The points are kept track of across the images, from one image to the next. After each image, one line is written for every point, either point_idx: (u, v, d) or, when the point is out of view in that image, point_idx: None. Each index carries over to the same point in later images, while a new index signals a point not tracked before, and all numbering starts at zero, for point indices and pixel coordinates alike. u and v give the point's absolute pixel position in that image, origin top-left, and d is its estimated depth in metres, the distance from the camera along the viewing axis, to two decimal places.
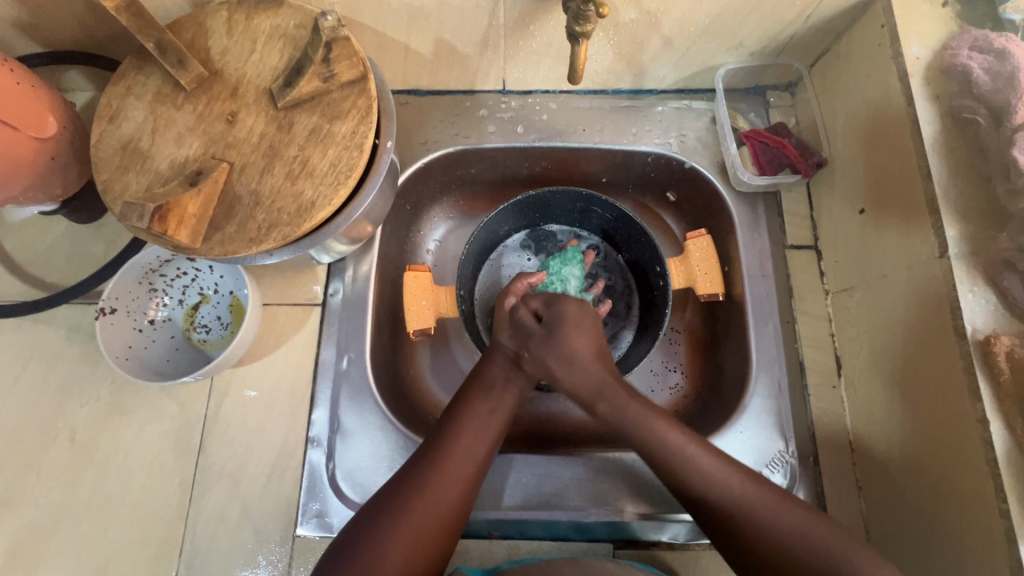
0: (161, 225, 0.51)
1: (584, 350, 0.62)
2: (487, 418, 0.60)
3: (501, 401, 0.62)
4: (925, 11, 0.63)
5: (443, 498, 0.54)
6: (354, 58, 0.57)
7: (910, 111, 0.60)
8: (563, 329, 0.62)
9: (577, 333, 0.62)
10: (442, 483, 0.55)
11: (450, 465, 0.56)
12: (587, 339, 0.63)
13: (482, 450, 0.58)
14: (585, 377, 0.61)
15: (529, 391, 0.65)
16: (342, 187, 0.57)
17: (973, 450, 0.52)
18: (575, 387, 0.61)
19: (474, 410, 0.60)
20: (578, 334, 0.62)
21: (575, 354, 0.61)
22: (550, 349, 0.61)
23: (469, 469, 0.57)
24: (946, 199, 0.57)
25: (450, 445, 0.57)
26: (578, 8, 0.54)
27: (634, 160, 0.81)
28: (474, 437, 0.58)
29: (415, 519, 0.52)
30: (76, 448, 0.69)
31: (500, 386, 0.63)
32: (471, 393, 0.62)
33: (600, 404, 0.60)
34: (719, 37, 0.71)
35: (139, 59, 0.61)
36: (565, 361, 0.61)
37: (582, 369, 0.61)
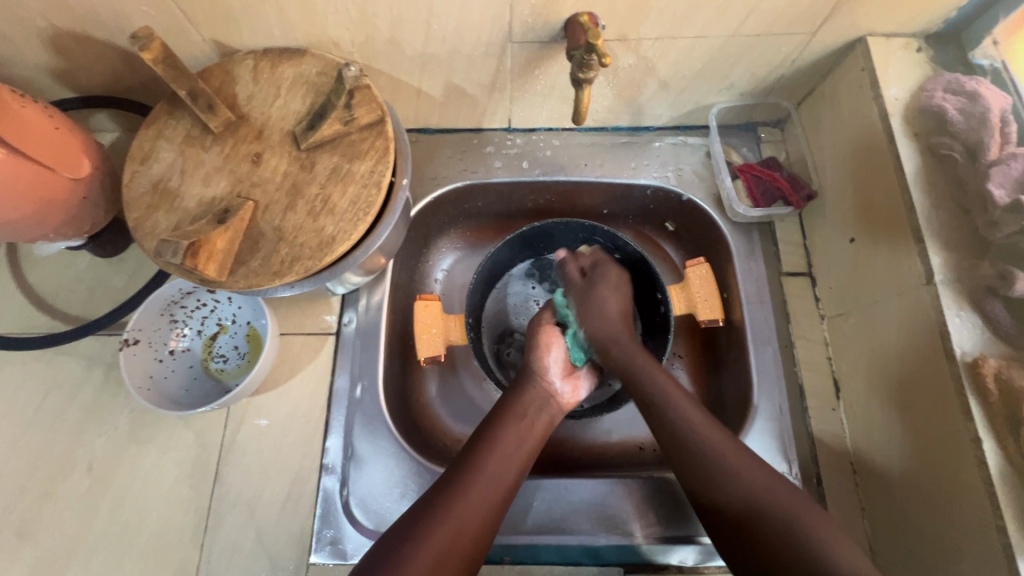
0: (192, 260, 0.54)
1: (614, 309, 0.74)
2: (514, 447, 0.62)
3: (529, 431, 0.64)
4: (901, 55, 0.68)
5: (468, 521, 0.55)
6: (373, 103, 0.62)
7: (892, 147, 0.65)
8: (601, 285, 0.75)
9: (611, 294, 0.75)
10: (466, 506, 0.56)
11: (476, 489, 0.58)
12: (621, 301, 0.75)
13: (509, 476, 0.60)
14: (607, 328, 0.72)
15: (558, 421, 0.69)
16: (361, 222, 0.60)
17: (968, 468, 0.54)
18: (596, 336, 0.72)
19: (502, 437, 0.62)
20: (610, 295, 0.75)
21: (604, 313, 0.73)
22: (586, 295, 0.74)
23: (493, 495, 0.58)
24: (930, 229, 0.60)
25: (477, 470, 0.59)
26: (581, 57, 0.59)
27: (634, 192, 0.85)
28: (501, 464, 0.60)
29: (439, 536, 0.54)
30: (94, 478, 0.70)
31: (531, 415, 0.66)
32: (499, 422, 0.64)
33: (612, 351, 0.70)
34: (712, 79, 0.76)
35: (170, 104, 0.66)
36: (595, 310, 0.73)
37: (607, 321, 0.73)
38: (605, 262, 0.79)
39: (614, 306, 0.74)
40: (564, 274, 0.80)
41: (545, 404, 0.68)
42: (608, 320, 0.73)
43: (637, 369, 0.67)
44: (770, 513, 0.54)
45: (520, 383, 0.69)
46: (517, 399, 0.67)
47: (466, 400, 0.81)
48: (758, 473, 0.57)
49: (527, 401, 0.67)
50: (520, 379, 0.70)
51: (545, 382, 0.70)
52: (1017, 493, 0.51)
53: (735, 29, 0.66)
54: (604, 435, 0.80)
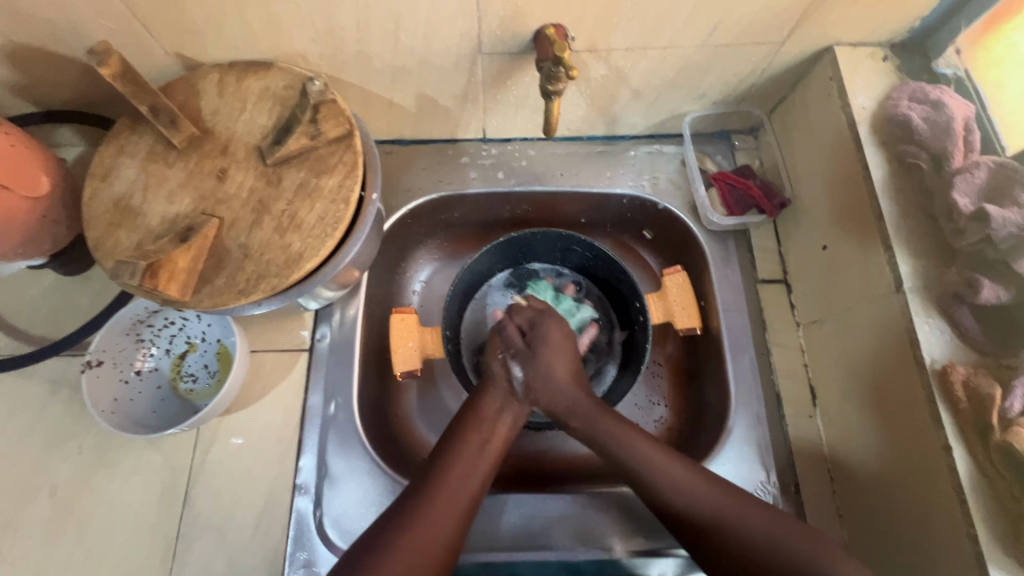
0: (151, 280, 0.53)
1: (561, 372, 0.68)
2: (478, 456, 0.61)
3: (493, 435, 0.63)
4: (868, 65, 0.69)
5: (435, 535, 0.54)
6: (340, 116, 0.62)
7: (861, 155, 0.65)
8: (545, 350, 0.68)
9: (557, 355, 0.68)
10: (433, 520, 0.55)
11: (442, 500, 0.57)
12: (566, 362, 0.69)
13: (474, 483, 0.59)
14: (562, 395, 0.66)
15: (523, 419, 0.68)
16: (329, 238, 0.59)
17: (939, 476, 0.54)
18: (552, 404, 0.67)
19: (468, 444, 0.62)
20: (557, 355, 0.68)
21: (554, 376, 0.67)
22: (532, 367, 0.67)
23: (459, 506, 0.57)
24: (898, 237, 0.61)
25: (442, 479, 0.58)
26: (549, 70, 0.59)
27: (610, 201, 0.85)
28: (465, 472, 0.59)
29: (405, 549, 0.53)
30: (58, 505, 0.68)
31: (493, 417, 0.65)
32: (464, 427, 0.63)
33: (572, 420, 0.66)
34: (684, 88, 0.76)
35: (132, 119, 0.64)
36: (545, 377, 0.67)
37: (559, 388, 0.67)
38: (545, 318, 0.72)
39: (562, 368, 0.68)
40: (502, 334, 0.71)
41: (507, 404, 0.66)
42: (560, 385, 0.67)
43: (600, 433, 0.64)
44: (729, 521, 0.56)
45: (481, 388, 0.68)
46: (479, 404, 0.66)
47: (444, 415, 0.80)
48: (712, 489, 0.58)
49: (487, 405, 0.66)
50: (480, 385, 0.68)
51: (503, 385, 0.68)
52: (986, 500, 0.52)
53: (704, 39, 0.66)
54: (585, 446, 0.79)
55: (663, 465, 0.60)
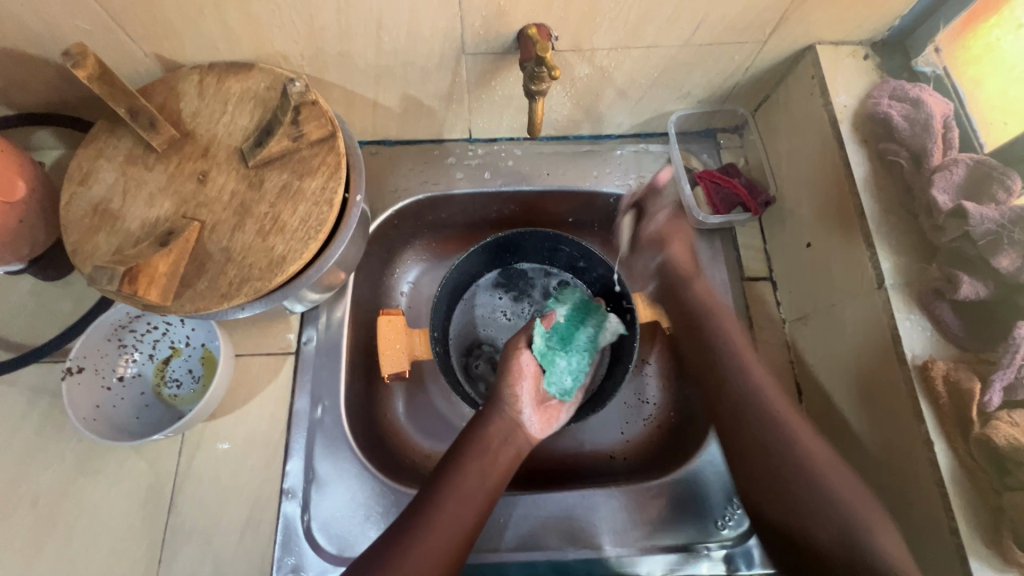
0: (130, 287, 0.51)
1: (683, 245, 0.80)
2: (477, 484, 0.62)
3: (494, 466, 0.64)
4: (849, 63, 0.69)
5: (429, 566, 0.55)
6: (322, 118, 0.60)
7: (842, 152, 0.66)
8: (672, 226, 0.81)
9: (683, 235, 0.80)
10: (425, 546, 0.56)
11: (436, 529, 0.57)
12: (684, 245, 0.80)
13: (471, 514, 0.60)
14: (677, 259, 0.79)
15: (525, 450, 0.69)
16: (312, 241, 0.59)
17: (921, 469, 0.55)
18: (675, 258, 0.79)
19: (465, 474, 0.62)
20: (682, 237, 0.80)
21: (689, 248, 0.80)
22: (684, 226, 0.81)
23: (453, 536, 0.58)
24: (879, 234, 0.61)
25: (436, 510, 0.59)
26: (532, 70, 0.58)
27: (597, 201, 0.85)
28: (461, 502, 0.60)
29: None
30: (39, 514, 0.67)
31: (496, 448, 0.66)
32: (465, 455, 0.63)
33: (696, 284, 0.77)
34: (669, 87, 0.76)
35: (111, 122, 0.63)
36: (684, 241, 0.80)
37: (684, 252, 0.79)
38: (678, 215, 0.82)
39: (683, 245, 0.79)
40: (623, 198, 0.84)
41: (510, 436, 0.68)
42: (684, 252, 0.79)
43: (694, 304, 0.76)
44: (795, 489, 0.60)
45: (487, 415, 0.69)
46: (483, 434, 0.66)
47: (437, 417, 0.80)
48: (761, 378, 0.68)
49: (491, 434, 0.66)
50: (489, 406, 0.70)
51: (510, 417, 0.69)
52: (967, 493, 0.52)
53: (687, 38, 0.66)
54: (576, 446, 0.80)
55: (739, 355, 0.70)
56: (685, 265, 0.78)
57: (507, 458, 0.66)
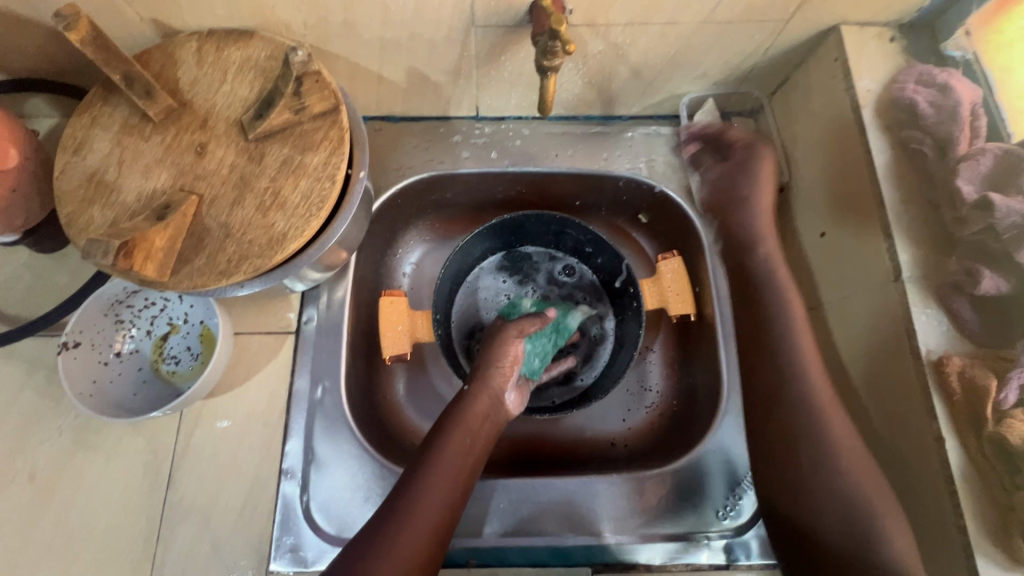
0: (126, 261, 0.50)
1: (763, 198, 0.74)
2: (459, 464, 0.59)
3: (476, 444, 0.61)
4: (874, 46, 0.66)
5: (415, 554, 0.52)
6: (324, 90, 0.58)
7: (863, 140, 0.63)
8: (755, 172, 0.75)
9: (765, 186, 0.75)
10: (410, 535, 0.53)
11: (421, 516, 0.54)
12: (768, 189, 0.75)
13: (454, 497, 0.57)
14: (747, 225, 0.74)
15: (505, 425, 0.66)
16: (314, 219, 0.57)
17: (929, 468, 0.54)
18: (744, 226, 0.74)
19: (448, 456, 0.58)
20: (765, 179, 0.74)
21: (756, 200, 0.74)
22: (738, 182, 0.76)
23: (438, 521, 0.55)
24: (898, 225, 0.60)
25: (419, 495, 0.55)
26: (545, 44, 0.56)
27: (606, 184, 0.83)
28: (445, 485, 0.57)
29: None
30: (37, 488, 0.66)
31: (479, 426, 0.62)
32: (447, 435, 0.60)
33: (758, 249, 0.73)
34: (685, 67, 0.74)
35: (105, 89, 0.61)
36: (745, 201, 0.74)
37: (755, 212, 0.74)
38: (750, 160, 0.76)
39: (763, 188, 0.74)
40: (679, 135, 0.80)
41: (493, 412, 0.64)
42: (755, 207, 0.74)
43: (764, 266, 0.72)
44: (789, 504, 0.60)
45: (468, 394, 0.64)
46: (464, 415, 0.61)
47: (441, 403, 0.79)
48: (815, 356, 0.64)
49: (473, 415, 0.62)
50: (473, 384, 0.65)
51: (495, 393, 0.65)
52: (976, 489, 0.52)
53: (707, 15, 0.64)
54: (577, 431, 0.79)
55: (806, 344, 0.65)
56: (757, 228, 0.73)
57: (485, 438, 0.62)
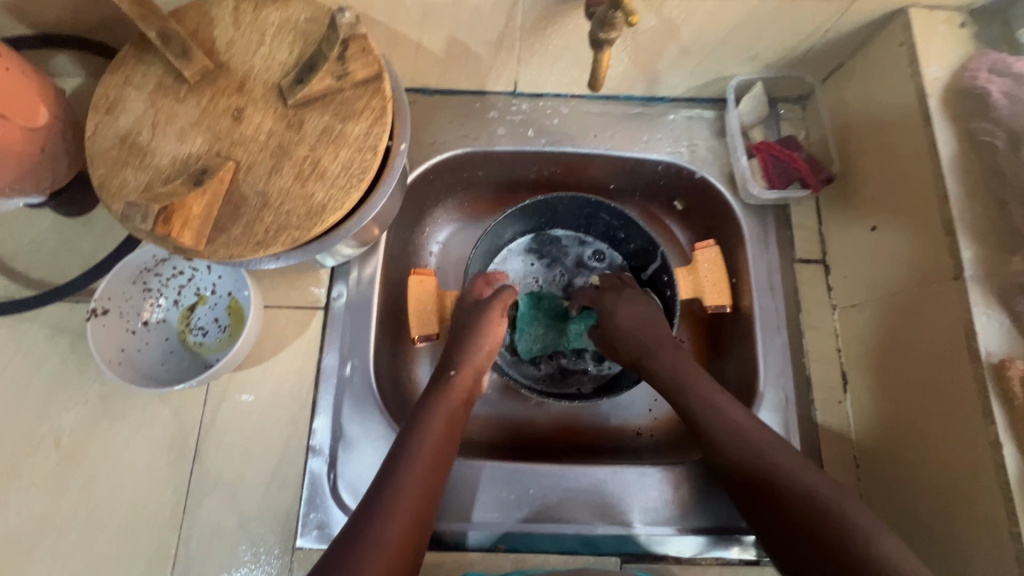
0: (164, 227, 0.49)
1: (632, 319, 0.69)
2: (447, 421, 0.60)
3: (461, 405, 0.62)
4: (944, 31, 0.63)
5: (416, 502, 0.52)
6: (369, 56, 0.55)
7: (928, 131, 0.60)
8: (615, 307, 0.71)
9: (626, 305, 0.71)
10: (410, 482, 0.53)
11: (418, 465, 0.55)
12: (633, 307, 0.70)
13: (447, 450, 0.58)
14: (628, 343, 0.69)
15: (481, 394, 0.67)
16: (354, 190, 0.55)
17: (982, 472, 0.53)
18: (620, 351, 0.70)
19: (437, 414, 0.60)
20: (627, 307, 0.70)
21: (625, 324, 0.69)
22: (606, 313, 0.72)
23: (435, 467, 0.56)
24: (962, 221, 0.57)
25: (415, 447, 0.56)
26: (604, 15, 0.52)
27: (644, 167, 0.81)
28: (437, 439, 0.57)
29: (399, 514, 0.50)
30: (63, 455, 0.65)
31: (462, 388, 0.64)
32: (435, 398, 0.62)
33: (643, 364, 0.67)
34: (737, 47, 0.70)
35: (139, 47, 0.58)
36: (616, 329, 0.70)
37: (627, 337, 0.69)
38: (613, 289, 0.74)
39: (629, 317, 0.70)
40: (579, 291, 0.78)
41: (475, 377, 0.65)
42: (630, 331, 0.69)
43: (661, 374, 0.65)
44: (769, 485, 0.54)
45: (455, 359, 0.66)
46: (443, 396, 0.62)
47: (482, 405, 0.78)
48: (731, 412, 0.60)
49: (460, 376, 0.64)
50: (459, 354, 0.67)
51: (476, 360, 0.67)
52: None
53: None
54: (602, 420, 0.78)
55: (720, 405, 0.60)
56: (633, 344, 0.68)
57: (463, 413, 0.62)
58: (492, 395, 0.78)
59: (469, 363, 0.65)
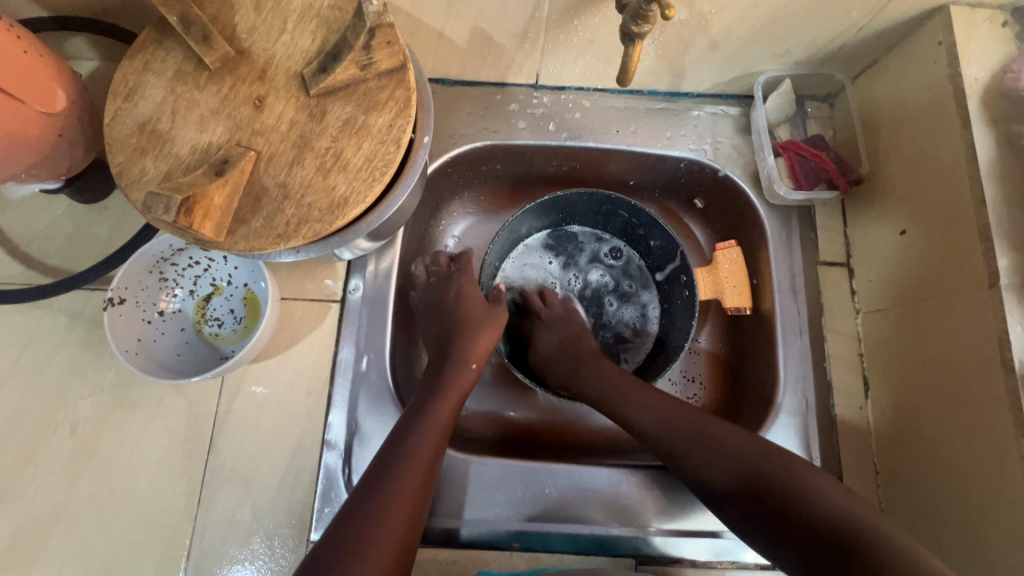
0: (186, 219, 0.47)
1: (548, 346, 0.72)
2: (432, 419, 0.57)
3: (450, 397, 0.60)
4: (985, 30, 0.61)
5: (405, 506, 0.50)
6: (395, 46, 0.53)
7: (966, 134, 0.59)
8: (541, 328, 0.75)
9: (546, 331, 0.74)
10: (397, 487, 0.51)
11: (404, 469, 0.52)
12: (552, 335, 0.73)
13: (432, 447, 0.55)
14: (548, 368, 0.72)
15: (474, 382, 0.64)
16: (377, 183, 0.53)
17: (1012, 484, 0.52)
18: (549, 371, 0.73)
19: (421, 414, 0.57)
20: (546, 333, 0.73)
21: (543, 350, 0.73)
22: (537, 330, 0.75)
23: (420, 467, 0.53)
24: (999, 227, 0.55)
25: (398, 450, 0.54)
26: (637, 7, 0.50)
27: (666, 164, 0.79)
28: (420, 438, 0.55)
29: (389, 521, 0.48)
30: (77, 444, 0.65)
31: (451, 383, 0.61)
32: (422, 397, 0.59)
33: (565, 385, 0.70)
34: (767, 42, 0.68)
35: (158, 32, 0.57)
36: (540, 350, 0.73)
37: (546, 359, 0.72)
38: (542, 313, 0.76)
39: (547, 344, 0.73)
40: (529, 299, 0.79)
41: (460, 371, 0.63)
42: (547, 355, 0.72)
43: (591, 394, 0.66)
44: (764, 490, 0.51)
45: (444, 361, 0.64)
46: (423, 414, 0.57)
47: (497, 402, 0.77)
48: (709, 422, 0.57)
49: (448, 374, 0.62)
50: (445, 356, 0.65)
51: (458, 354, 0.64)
52: None
53: None
54: (616, 419, 0.77)
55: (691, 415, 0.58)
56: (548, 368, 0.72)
57: (462, 403, 0.62)
58: (505, 391, 0.78)
59: (471, 355, 0.65)
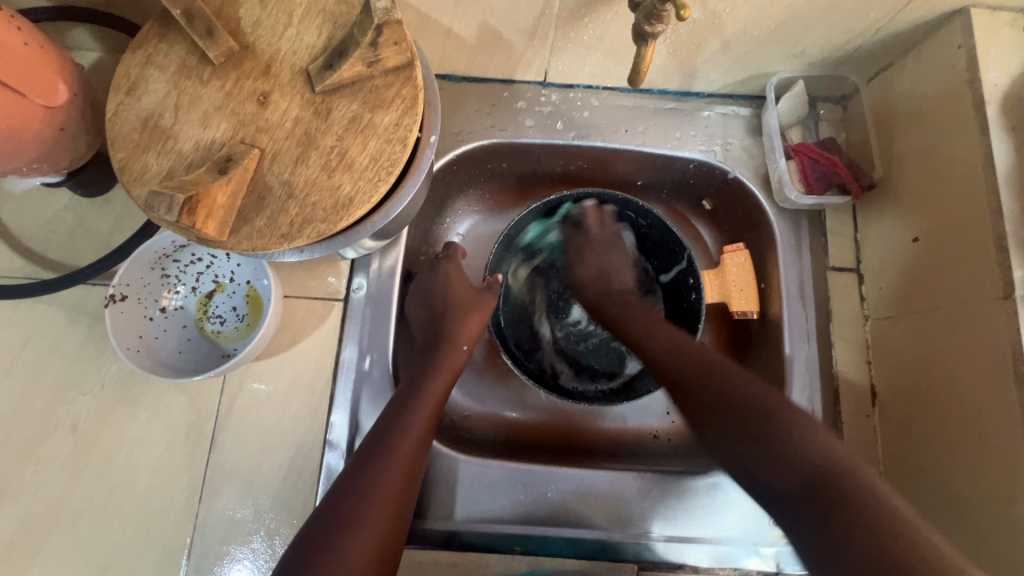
0: (189, 218, 0.47)
1: (591, 268, 0.78)
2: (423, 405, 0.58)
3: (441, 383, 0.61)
4: (1007, 34, 0.59)
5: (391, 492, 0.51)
6: (402, 43, 0.52)
7: (984, 141, 0.58)
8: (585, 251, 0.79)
9: (591, 252, 0.78)
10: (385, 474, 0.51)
11: (394, 455, 0.53)
12: (596, 259, 0.78)
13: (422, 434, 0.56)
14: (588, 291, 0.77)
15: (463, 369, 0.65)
16: (382, 183, 0.53)
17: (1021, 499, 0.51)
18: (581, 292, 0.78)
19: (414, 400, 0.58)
20: (588, 258, 0.78)
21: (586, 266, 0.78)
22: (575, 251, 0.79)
23: (408, 454, 0.54)
24: (1015, 238, 0.54)
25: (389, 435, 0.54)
26: (651, 6, 0.49)
27: (675, 165, 0.78)
28: (409, 424, 0.56)
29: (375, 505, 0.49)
30: (79, 440, 0.65)
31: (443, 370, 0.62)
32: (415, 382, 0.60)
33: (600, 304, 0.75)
34: (782, 42, 0.67)
35: (161, 25, 0.56)
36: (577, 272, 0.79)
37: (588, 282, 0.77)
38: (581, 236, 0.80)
39: (590, 264, 0.78)
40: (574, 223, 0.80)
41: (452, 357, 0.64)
42: (586, 282, 0.77)
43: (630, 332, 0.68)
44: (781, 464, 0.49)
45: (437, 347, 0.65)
46: (414, 400, 0.58)
47: (499, 403, 0.77)
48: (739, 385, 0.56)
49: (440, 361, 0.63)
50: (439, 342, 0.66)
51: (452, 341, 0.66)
52: None
53: None
54: (619, 421, 0.77)
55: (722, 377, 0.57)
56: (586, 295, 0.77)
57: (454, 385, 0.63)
58: (508, 392, 0.77)
59: (462, 337, 0.67)
